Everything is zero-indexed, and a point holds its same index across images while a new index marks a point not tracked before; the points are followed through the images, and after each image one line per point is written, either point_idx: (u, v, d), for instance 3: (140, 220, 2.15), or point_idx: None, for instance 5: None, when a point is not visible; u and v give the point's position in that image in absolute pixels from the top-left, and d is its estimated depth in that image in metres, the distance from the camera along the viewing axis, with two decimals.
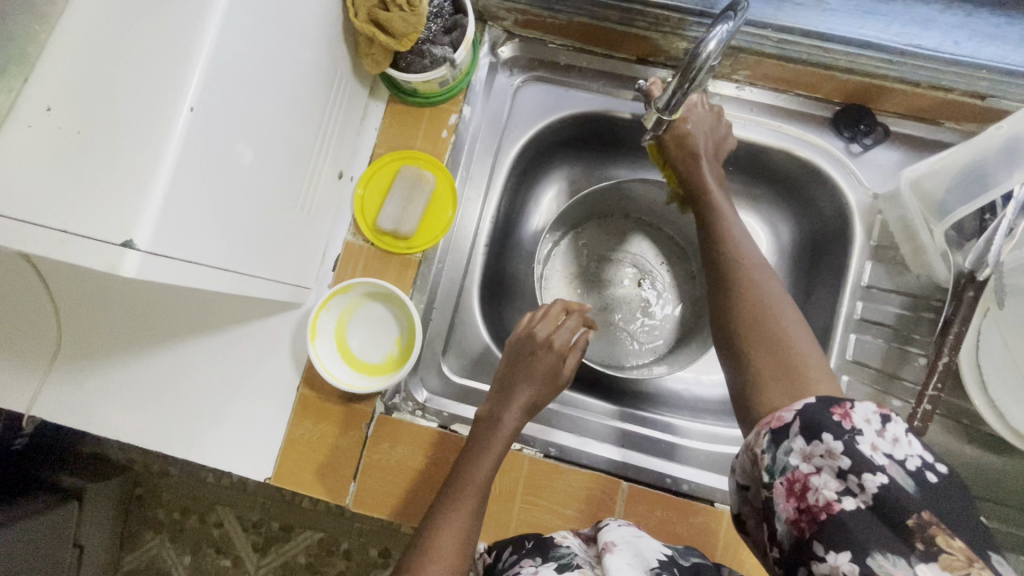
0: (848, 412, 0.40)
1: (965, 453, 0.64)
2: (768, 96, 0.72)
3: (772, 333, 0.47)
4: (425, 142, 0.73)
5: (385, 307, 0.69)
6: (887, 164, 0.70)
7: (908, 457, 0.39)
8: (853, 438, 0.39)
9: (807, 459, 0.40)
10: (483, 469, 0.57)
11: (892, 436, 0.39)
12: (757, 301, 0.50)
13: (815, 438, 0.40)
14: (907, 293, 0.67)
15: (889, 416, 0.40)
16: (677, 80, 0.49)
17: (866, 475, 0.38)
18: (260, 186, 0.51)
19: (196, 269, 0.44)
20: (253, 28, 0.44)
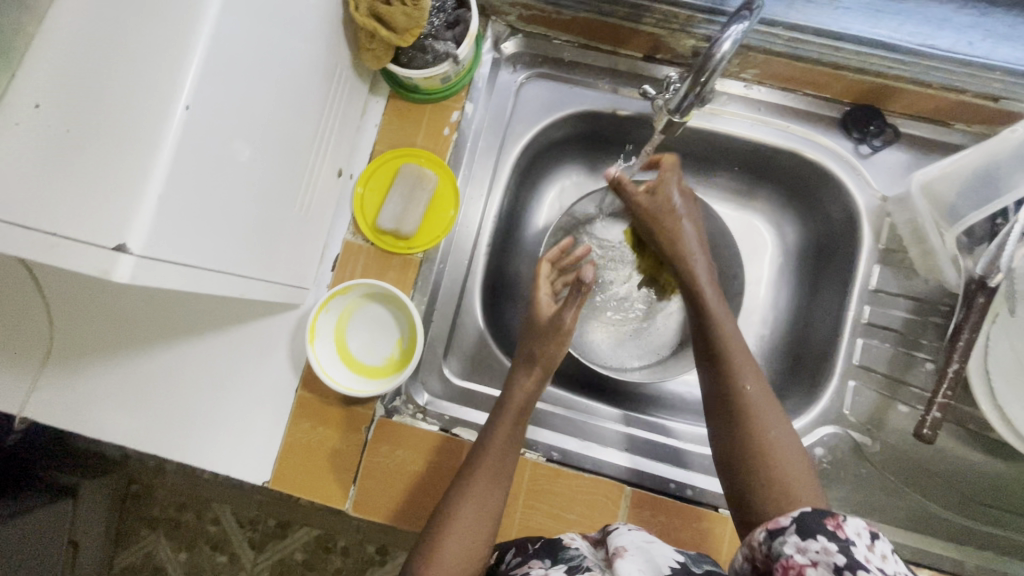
0: (841, 521, 0.39)
1: (971, 458, 0.64)
2: (776, 95, 0.70)
3: (768, 455, 0.51)
4: (426, 139, 0.71)
5: (386, 309, 0.68)
6: (896, 166, 0.69)
7: (900, 574, 0.37)
8: (845, 543, 0.37)
9: (801, 552, 0.39)
10: (501, 457, 0.58)
11: (882, 552, 0.37)
12: (755, 419, 0.53)
13: (810, 536, 0.39)
14: (914, 297, 0.66)
15: (881, 535, 0.38)
16: (689, 82, 0.49)
17: (861, 572, 0.36)
18: (257, 185, 0.49)
19: (194, 273, 0.43)
20: (250, 25, 0.42)
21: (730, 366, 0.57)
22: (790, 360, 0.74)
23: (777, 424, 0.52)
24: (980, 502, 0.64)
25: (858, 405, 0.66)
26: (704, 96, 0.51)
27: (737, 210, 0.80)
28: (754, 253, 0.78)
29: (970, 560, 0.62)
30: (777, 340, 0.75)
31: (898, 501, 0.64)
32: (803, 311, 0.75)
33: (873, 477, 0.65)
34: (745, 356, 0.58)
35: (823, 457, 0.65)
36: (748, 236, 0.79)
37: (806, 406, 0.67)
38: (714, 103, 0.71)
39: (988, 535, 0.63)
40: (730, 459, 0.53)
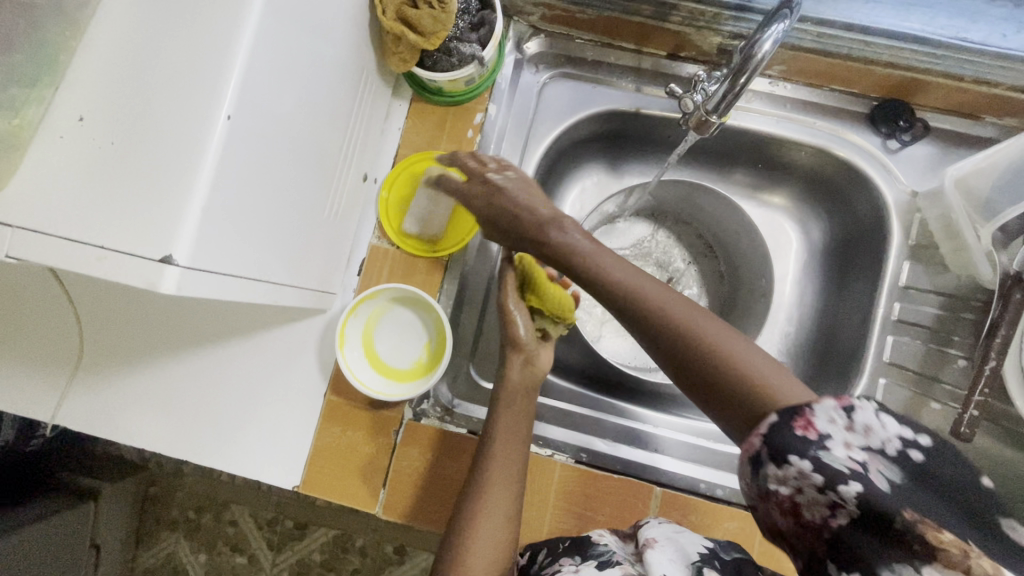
0: (810, 421, 0.33)
1: (1007, 455, 0.63)
2: (802, 92, 0.70)
3: (726, 371, 0.37)
4: (449, 142, 0.71)
5: (412, 312, 0.68)
6: (925, 161, 0.68)
7: (888, 441, 0.32)
8: (822, 443, 0.33)
9: (782, 482, 0.34)
10: (515, 441, 0.56)
11: (861, 427, 0.33)
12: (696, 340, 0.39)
13: (784, 460, 0.33)
14: (945, 293, 0.66)
15: (854, 406, 0.33)
16: (730, 80, 0.49)
17: (843, 486, 0.32)
18: (291, 191, 0.49)
19: (233, 282, 0.43)
20: (285, 34, 0.42)
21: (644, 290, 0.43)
22: (818, 358, 0.73)
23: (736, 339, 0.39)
24: None
25: (889, 403, 0.66)
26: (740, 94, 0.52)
27: (761, 207, 0.79)
28: (779, 251, 0.78)
29: None
30: (804, 338, 0.75)
31: None
32: (830, 307, 0.74)
33: None
34: (657, 283, 0.44)
35: None
36: (773, 233, 0.78)
37: None
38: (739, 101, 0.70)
39: None
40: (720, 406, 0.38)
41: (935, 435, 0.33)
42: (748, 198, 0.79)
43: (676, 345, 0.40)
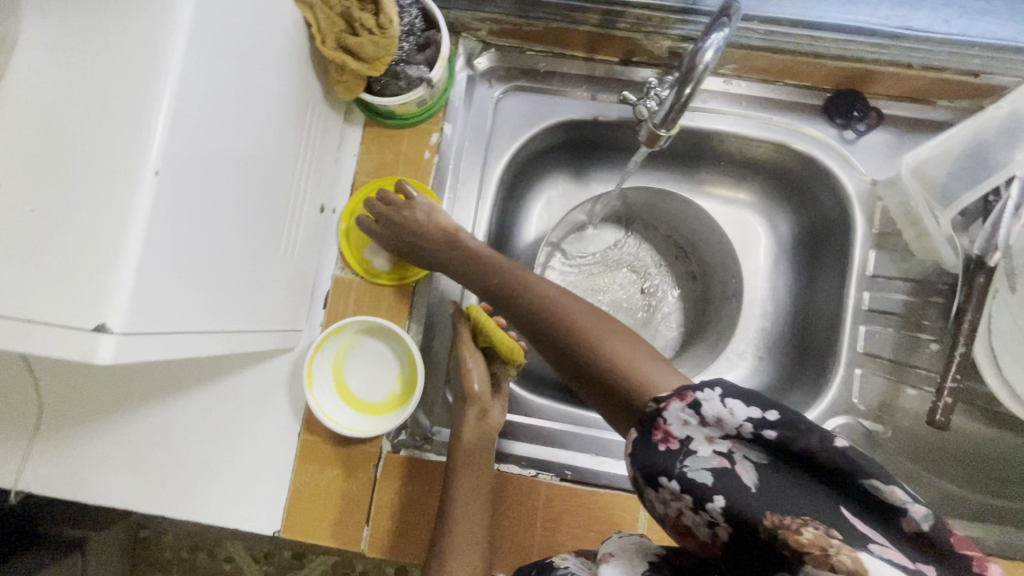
0: (668, 432, 0.37)
1: (984, 434, 0.64)
2: (757, 88, 0.69)
3: (600, 352, 0.47)
4: (407, 165, 0.69)
5: (381, 342, 0.66)
6: (883, 148, 0.68)
7: (741, 425, 0.35)
8: (684, 452, 0.37)
9: (665, 503, 0.38)
10: (472, 524, 0.58)
11: (713, 420, 0.36)
12: (569, 325, 0.50)
13: (659, 484, 0.37)
14: (911, 279, 0.66)
15: (699, 401, 0.36)
16: (675, 93, 0.47)
17: (709, 502, 0.35)
18: (239, 235, 0.48)
19: (180, 338, 0.41)
20: (213, 76, 0.41)
21: (557, 302, 0.53)
22: (795, 352, 0.73)
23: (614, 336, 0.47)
24: (996, 479, 0.64)
25: (867, 392, 0.66)
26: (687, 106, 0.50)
27: (728, 205, 0.78)
28: (748, 246, 0.78)
29: (993, 538, 0.62)
30: (780, 332, 0.75)
31: (916, 485, 0.64)
32: (803, 299, 0.74)
33: (888, 463, 0.64)
34: (574, 296, 0.53)
35: None
36: (741, 230, 0.78)
37: (815, 398, 0.67)
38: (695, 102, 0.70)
39: (1009, 511, 0.63)
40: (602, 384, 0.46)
41: (780, 406, 0.35)
42: (713, 196, 0.79)
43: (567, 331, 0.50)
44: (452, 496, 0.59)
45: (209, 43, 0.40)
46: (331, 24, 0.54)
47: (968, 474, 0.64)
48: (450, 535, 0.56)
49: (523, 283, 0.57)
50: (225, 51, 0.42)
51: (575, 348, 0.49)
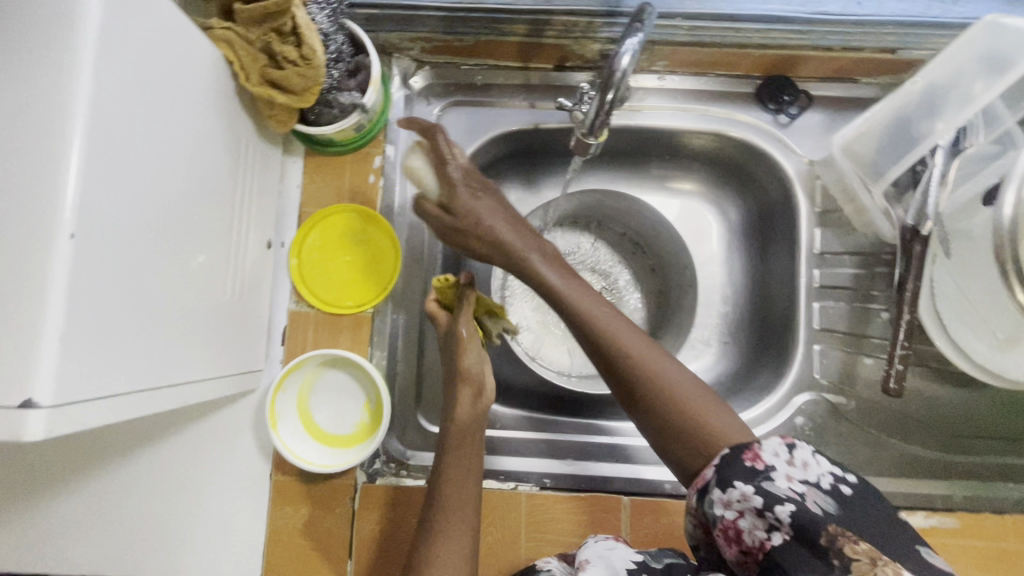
0: (757, 454, 0.42)
1: (939, 393, 0.67)
2: (690, 81, 0.71)
3: (669, 398, 0.48)
4: (353, 191, 0.68)
5: (345, 373, 0.66)
6: (817, 129, 0.70)
7: (822, 477, 0.41)
8: (764, 475, 0.41)
9: (727, 506, 0.42)
10: (463, 503, 0.53)
11: (800, 462, 0.42)
12: (640, 362, 0.50)
13: (729, 486, 0.42)
14: (857, 252, 0.68)
15: (795, 445, 0.42)
16: (598, 101, 0.48)
17: (777, 507, 0.40)
18: (169, 287, 0.47)
19: (113, 402, 0.40)
20: (125, 132, 0.40)
21: (613, 336, 0.51)
22: (756, 334, 0.75)
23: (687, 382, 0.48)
24: (956, 435, 0.66)
25: (827, 367, 0.67)
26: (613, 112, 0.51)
27: (678, 197, 0.80)
28: (701, 236, 0.79)
29: (957, 493, 0.64)
30: (740, 315, 0.76)
31: (882, 451, 0.66)
32: (759, 282, 0.76)
33: (853, 433, 0.66)
34: (630, 326, 0.52)
35: (805, 425, 0.67)
36: (692, 220, 0.79)
37: (779, 377, 0.69)
38: (633, 101, 0.71)
39: (973, 466, 0.65)
40: (665, 432, 0.48)
41: (858, 475, 0.42)
42: (662, 189, 0.80)
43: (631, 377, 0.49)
44: (442, 476, 0.54)
45: (117, 101, 0.39)
46: (252, 59, 0.53)
47: (931, 434, 0.66)
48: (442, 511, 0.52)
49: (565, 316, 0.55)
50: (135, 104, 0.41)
51: (642, 395, 0.49)
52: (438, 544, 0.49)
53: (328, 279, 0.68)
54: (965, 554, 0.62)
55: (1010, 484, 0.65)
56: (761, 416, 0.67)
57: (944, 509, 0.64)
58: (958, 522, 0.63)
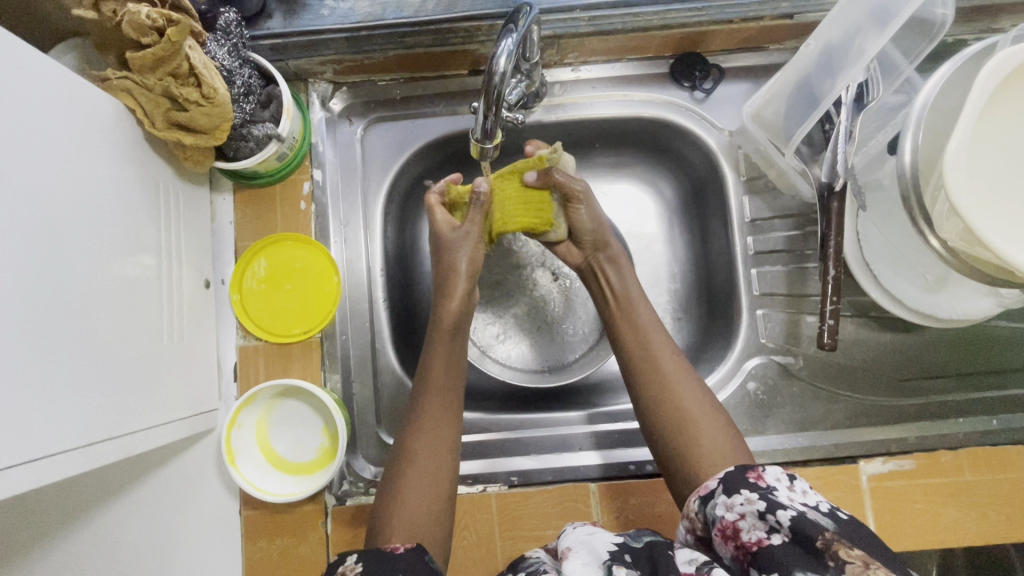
0: (761, 474, 0.45)
1: (881, 340, 0.68)
2: (604, 69, 0.72)
3: (681, 404, 0.55)
4: (285, 219, 0.69)
5: (299, 401, 0.66)
6: (733, 100, 0.71)
7: (820, 503, 0.42)
8: (768, 488, 0.43)
9: (730, 508, 0.44)
10: (444, 407, 0.57)
11: (801, 490, 0.43)
12: (666, 378, 0.57)
13: (734, 492, 0.44)
14: (787, 215, 0.70)
15: (796, 477, 0.44)
16: (483, 103, 0.49)
17: (779, 511, 0.41)
18: (99, 339, 0.48)
19: (42, 462, 0.41)
20: (17, 205, 0.41)
21: (650, 349, 0.60)
22: (704, 307, 0.76)
23: (706, 409, 0.54)
24: (903, 379, 0.68)
25: (771, 330, 0.69)
26: (503, 116, 0.53)
27: (615, 181, 0.80)
28: (641, 217, 0.80)
29: (911, 435, 0.66)
30: (688, 291, 0.77)
31: (835, 404, 0.67)
32: (701, 255, 0.77)
33: (806, 391, 0.68)
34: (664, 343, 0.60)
35: (757, 389, 0.68)
36: (630, 202, 0.80)
37: (728, 346, 0.70)
38: (551, 96, 0.72)
39: (922, 406, 0.67)
40: (681, 453, 0.53)
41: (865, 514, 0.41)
42: (597, 176, 0.80)
43: (664, 397, 0.56)
44: (433, 372, 0.59)
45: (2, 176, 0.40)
46: (154, 104, 0.54)
47: (878, 381, 0.68)
48: (424, 415, 0.56)
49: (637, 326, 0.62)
50: (20, 172, 0.42)
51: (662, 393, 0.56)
52: (417, 445, 0.54)
53: (271, 310, 0.68)
54: (924, 492, 0.63)
55: (961, 419, 0.67)
56: (715, 387, 0.69)
57: (901, 453, 0.65)
58: (915, 463, 0.64)
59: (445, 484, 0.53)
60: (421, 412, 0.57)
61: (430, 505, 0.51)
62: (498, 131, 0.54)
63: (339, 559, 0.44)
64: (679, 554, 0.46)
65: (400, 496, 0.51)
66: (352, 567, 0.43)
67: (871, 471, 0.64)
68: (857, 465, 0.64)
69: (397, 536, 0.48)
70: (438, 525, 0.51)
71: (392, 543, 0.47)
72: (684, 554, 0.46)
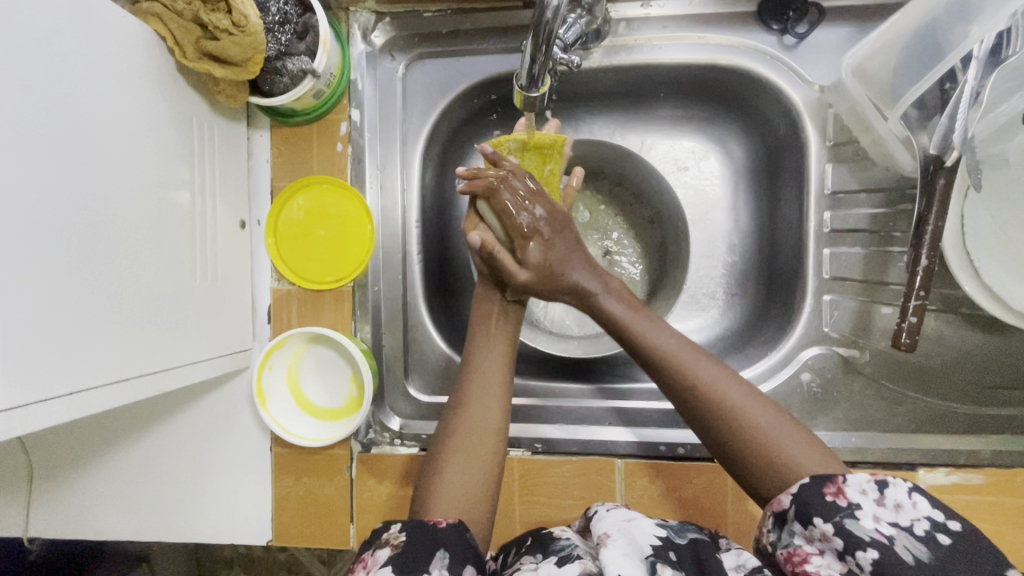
0: (841, 488, 0.39)
1: (969, 342, 0.60)
2: (680, 4, 0.62)
3: (736, 417, 0.47)
4: (321, 160, 0.67)
5: (329, 350, 0.66)
6: (829, 48, 0.61)
7: (916, 522, 0.37)
8: (848, 513, 0.38)
9: (807, 540, 0.39)
10: (491, 380, 0.55)
11: (892, 502, 0.38)
12: (715, 397, 0.48)
13: (809, 522, 0.39)
14: (877, 189, 0.60)
15: (886, 482, 0.39)
16: (531, 41, 0.45)
17: (860, 552, 0.37)
18: (134, 278, 0.48)
19: (74, 397, 0.43)
20: (46, 138, 0.40)
21: (688, 370, 0.50)
22: (764, 284, 0.69)
23: (752, 406, 0.47)
24: (985, 386, 0.60)
25: (838, 318, 0.62)
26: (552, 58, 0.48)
27: (677, 138, 0.72)
28: (702, 181, 0.72)
29: (986, 448, 0.59)
30: (748, 266, 0.70)
31: (901, 406, 0.61)
32: (767, 227, 0.69)
33: (867, 389, 0.61)
34: (700, 356, 0.51)
35: (811, 381, 0.62)
36: (693, 162, 0.72)
37: (786, 331, 0.64)
38: (615, 35, 0.63)
39: (1004, 419, 0.60)
40: (724, 455, 0.47)
41: (963, 520, 0.37)
42: (658, 132, 0.72)
43: (700, 405, 0.49)
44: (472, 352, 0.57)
45: (22, 99, 0.38)
46: (186, 31, 0.51)
47: (954, 386, 0.60)
48: (469, 389, 0.54)
49: (662, 352, 0.52)
50: (48, 100, 0.40)
51: (705, 406, 0.48)
52: (463, 418, 0.53)
53: (306, 255, 0.66)
54: (988, 511, 0.58)
55: None
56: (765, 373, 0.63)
57: (970, 466, 0.59)
58: (984, 479, 0.58)
59: (492, 455, 0.51)
60: (465, 387, 0.55)
61: (476, 476, 0.50)
62: (545, 76, 0.49)
63: (382, 525, 0.44)
64: (725, 557, 0.44)
65: (438, 479, 0.49)
66: (397, 536, 0.43)
67: (931, 482, 0.59)
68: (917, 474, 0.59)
69: (439, 511, 0.47)
70: (482, 515, 0.49)
71: (436, 516, 0.46)
72: (731, 557, 0.44)
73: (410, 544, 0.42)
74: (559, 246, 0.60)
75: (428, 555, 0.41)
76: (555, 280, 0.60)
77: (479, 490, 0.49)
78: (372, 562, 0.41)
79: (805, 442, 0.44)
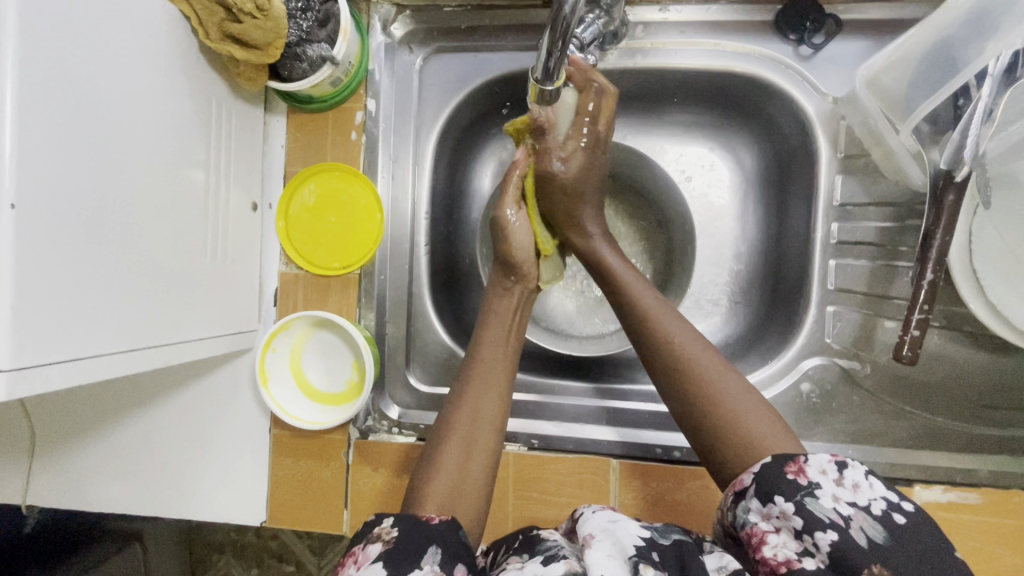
0: (802, 468, 0.40)
1: (971, 360, 0.60)
2: (697, 10, 0.62)
3: (708, 386, 0.49)
4: (335, 147, 0.67)
5: (334, 337, 0.67)
6: (844, 61, 0.61)
7: (873, 501, 0.38)
8: (807, 491, 0.39)
9: (764, 518, 0.40)
10: (494, 377, 0.56)
11: (850, 483, 0.39)
12: (689, 361, 0.51)
13: (769, 500, 0.40)
14: (886, 203, 0.60)
15: (845, 463, 0.40)
16: (547, 36, 0.45)
17: (819, 533, 0.37)
18: (144, 251, 0.49)
19: (79, 363, 0.43)
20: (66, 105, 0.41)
21: (667, 331, 0.54)
22: (769, 293, 0.69)
23: (724, 377, 0.49)
24: (985, 405, 0.60)
25: (841, 329, 0.62)
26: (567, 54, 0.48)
27: (688, 143, 0.72)
28: (711, 188, 0.72)
29: (983, 467, 0.59)
30: (753, 274, 0.70)
31: (900, 421, 0.61)
32: (774, 236, 0.69)
33: (867, 403, 0.61)
34: (680, 319, 0.55)
35: (811, 392, 0.62)
36: (703, 168, 0.72)
37: (788, 340, 0.64)
38: (632, 38, 0.64)
39: (1003, 439, 0.59)
40: (693, 431, 0.49)
41: (915, 503, 0.38)
42: (670, 136, 0.72)
43: (675, 369, 0.51)
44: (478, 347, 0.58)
45: (45, 66, 0.39)
46: (209, 13, 0.52)
47: (953, 404, 0.60)
48: (470, 383, 0.55)
49: (647, 310, 0.56)
50: (71, 70, 0.41)
51: (678, 374, 0.51)
52: (463, 408, 0.53)
53: (315, 240, 0.67)
54: (982, 531, 0.58)
55: None
56: (764, 381, 0.63)
57: (967, 485, 0.59)
58: (980, 498, 0.58)
59: (488, 449, 0.52)
60: (468, 379, 0.56)
61: (472, 469, 0.50)
62: (560, 71, 0.50)
63: (374, 518, 0.44)
64: (708, 560, 0.44)
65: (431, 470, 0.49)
66: (388, 532, 0.42)
67: (926, 498, 0.59)
68: (912, 490, 0.59)
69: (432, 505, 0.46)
70: (475, 509, 0.48)
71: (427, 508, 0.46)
72: (714, 560, 0.44)
73: (400, 542, 0.42)
74: (594, 178, 0.64)
75: (417, 552, 0.41)
76: (575, 200, 0.64)
77: (474, 485, 0.49)
78: (364, 558, 0.41)
79: (771, 420, 0.46)
